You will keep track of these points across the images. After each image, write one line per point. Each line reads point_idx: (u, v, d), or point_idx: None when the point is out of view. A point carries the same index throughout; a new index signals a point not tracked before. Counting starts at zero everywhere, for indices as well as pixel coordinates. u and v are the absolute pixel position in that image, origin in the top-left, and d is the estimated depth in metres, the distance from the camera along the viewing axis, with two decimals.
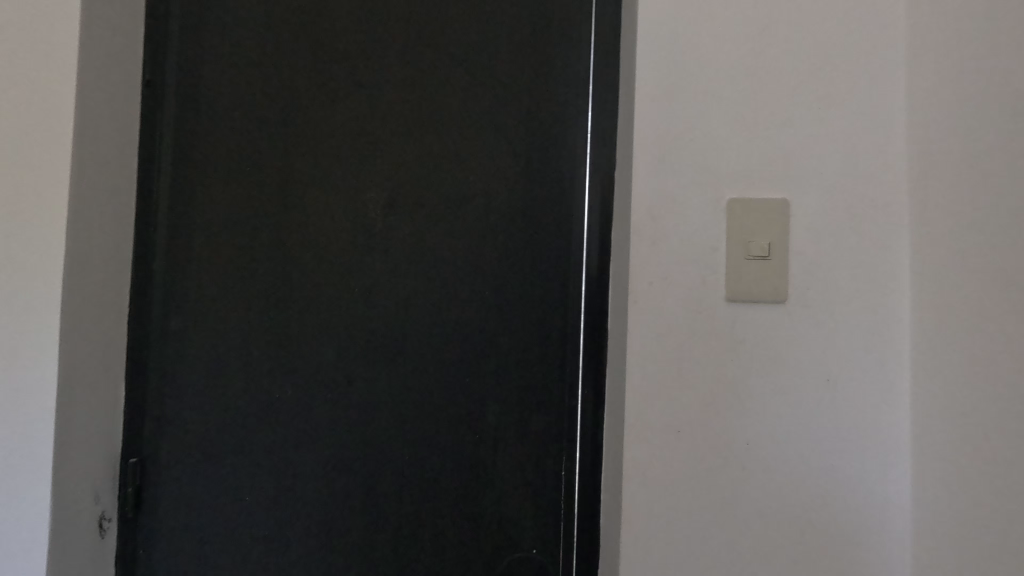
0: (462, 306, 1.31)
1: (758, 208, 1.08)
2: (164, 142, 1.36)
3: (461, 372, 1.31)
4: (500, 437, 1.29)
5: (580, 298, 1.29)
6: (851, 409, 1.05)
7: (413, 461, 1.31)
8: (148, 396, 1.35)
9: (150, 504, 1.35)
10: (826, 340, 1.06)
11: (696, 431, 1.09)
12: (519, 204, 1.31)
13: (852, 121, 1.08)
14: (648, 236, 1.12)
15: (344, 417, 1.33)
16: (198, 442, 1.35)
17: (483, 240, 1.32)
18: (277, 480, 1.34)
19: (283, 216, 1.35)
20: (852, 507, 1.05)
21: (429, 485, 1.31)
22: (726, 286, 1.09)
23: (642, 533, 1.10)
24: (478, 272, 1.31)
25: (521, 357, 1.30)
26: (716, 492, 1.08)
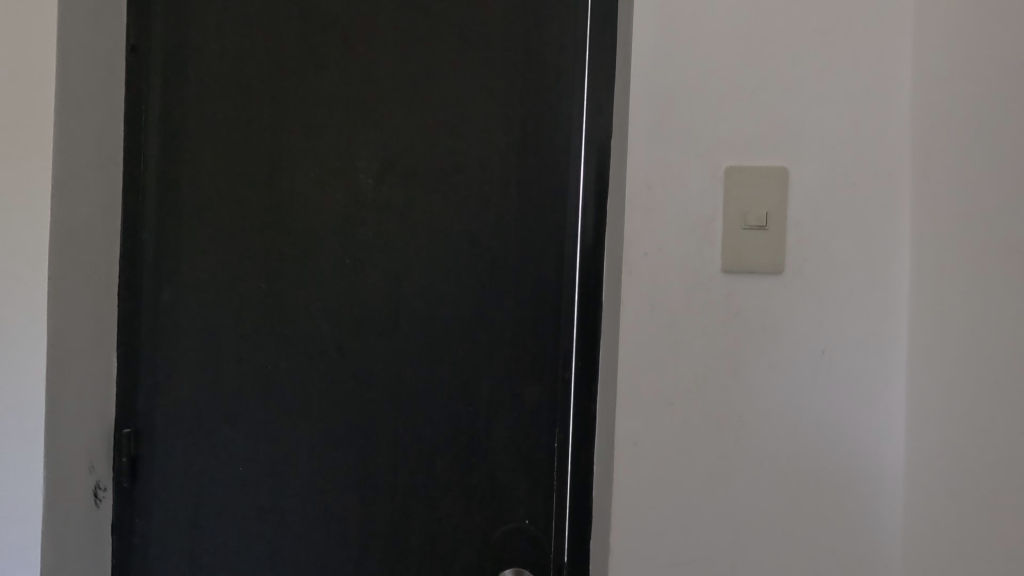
0: (455, 277, 1.30)
1: (756, 177, 1.06)
2: (150, 110, 1.34)
3: (455, 345, 1.30)
4: (493, 409, 1.29)
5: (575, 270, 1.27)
6: (847, 380, 1.04)
7: (406, 432, 1.31)
8: (140, 367, 1.34)
9: (145, 474, 1.35)
10: (822, 312, 1.05)
11: (689, 403, 1.08)
12: (514, 174, 1.28)
13: (854, 87, 1.05)
14: (643, 208, 1.10)
15: (338, 389, 1.32)
16: (191, 413, 1.34)
17: (477, 211, 1.29)
18: (271, 452, 1.34)
19: (271, 184, 1.33)
20: (844, 479, 1.05)
21: (423, 457, 1.31)
22: (722, 257, 1.07)
23: (634, 504, 1.10)
24: (471, 243, 1.29)
25: (515, 329, 1.29)
26: (708, 463, 1.08)
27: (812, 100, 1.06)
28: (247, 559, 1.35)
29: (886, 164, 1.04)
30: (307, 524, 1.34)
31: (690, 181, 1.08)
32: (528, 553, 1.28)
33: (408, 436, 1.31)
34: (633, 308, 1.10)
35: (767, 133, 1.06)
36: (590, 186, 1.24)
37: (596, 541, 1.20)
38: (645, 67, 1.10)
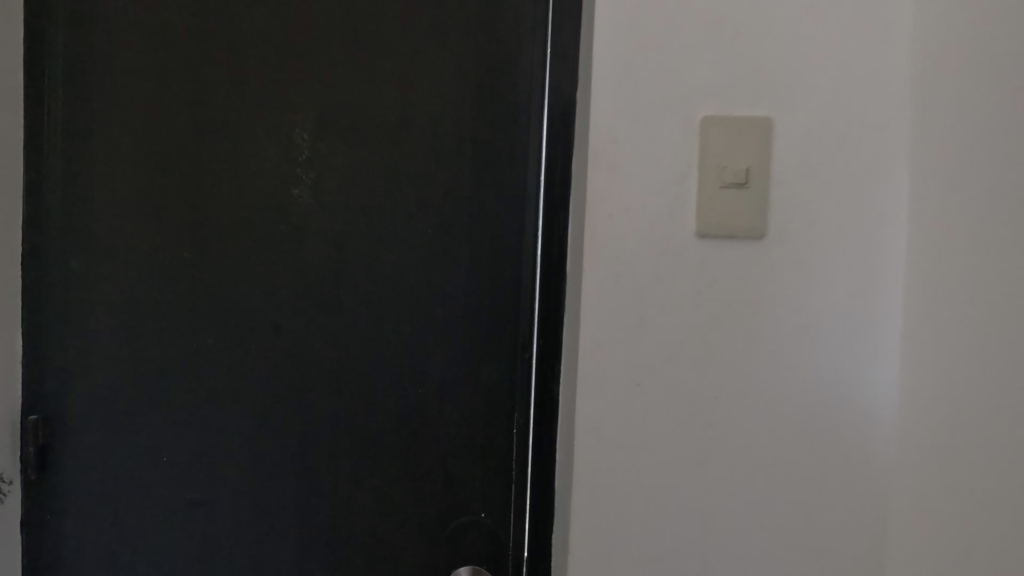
0: (404, 246, 1.16)
1: (737, 127, 0.93)
2: (54, 59, 1.19)
3: (404, 320, 1.17)
4: (446, 392, 1.17)
5: (537, 238, 1.13)
6: (834, 357, 0.93)
7: (350, 417, 1.18)
8: (47, 346, 1.21)
9: (57, 465, 1.22)
10: (807, 283, 0.93)
11: (658, 384, 0.97)
12: (467, 130, 1.15)
13: (850, 24, 0.92)
14: (608, 164, 0.97)
15: (273, 369, 1.19)
16: (107, 398, 1.20)
17: (428, 171, 1.15)
18: (199, 440, 1.20)
19: (196, 148, 1.18)
20: (830, 467, 0.94)
21: (370, 445, 1.18)
22: (697, 219, 0.95)
23: (598, 495, 0.99)
24: (421, 207, 1.16)
25: (469, 304, 1.16)
26: (680, 450, 0.97)
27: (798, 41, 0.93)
28: (176, 558, 1.22)
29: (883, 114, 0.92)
30: (240, 519, 1.21)
31: (661, 134, 0.95)
32: (484, 549, 1.17)
33: (351, 423, 1.18)
34: (597, 278, 0.97)
35: (749, 79, 0.93)
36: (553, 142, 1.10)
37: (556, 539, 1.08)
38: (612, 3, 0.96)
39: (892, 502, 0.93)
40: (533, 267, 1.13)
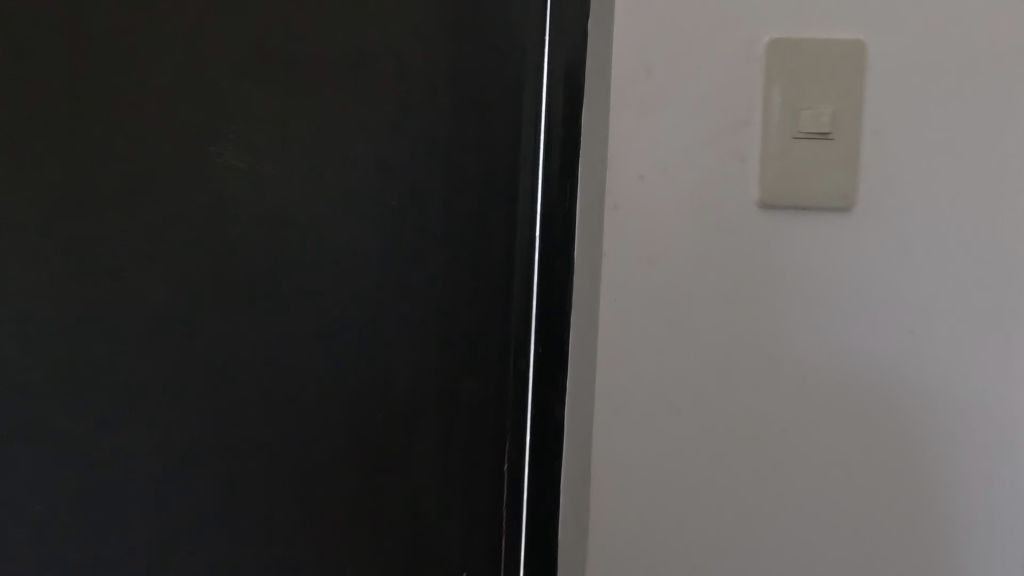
0: (348, 221, 0.78)
1: (818, 54, 0.67)
2: None
3: (349, 332, 0.80)
4: (412, 426, 0.84)
5: (536, 212, 0.83)
6: (944, 376, 0.68)
7: (269, 478, 0.80)
8: None
9: None
10: (911, 275, 0.68)
11: (703, 409, 0.72)
12: (437, 51, 0.78)
13: None
14: (639, 109, 0.71)
15: (131, 420, 0.75)
16: None
17: (380, 108, 0.77)
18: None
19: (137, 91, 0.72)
20: (938, 524, 0.70)
21: (300, 511, 0.81)
22: (759, 184, 0.69)
23: (619, 558, 0.75)
24: (372, 163, 0.78)
25: (444, 305, 0.83)
26: (733, 500, 0.72)
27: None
28: None
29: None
30: None
31: (714, 67, 0.69)
32: None
33: (292, 489, 0.81)
34: (622, 266, 0.72)
35: None
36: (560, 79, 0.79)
37: None
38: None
39: (1013, 571, 0.69)
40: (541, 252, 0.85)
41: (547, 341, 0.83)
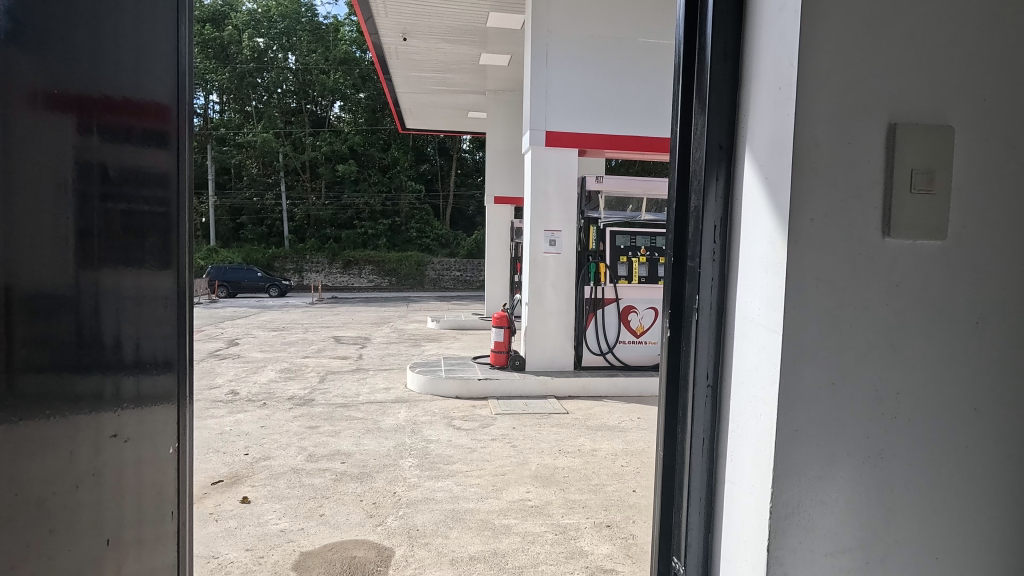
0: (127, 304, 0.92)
1: (922, 135, 0.98)
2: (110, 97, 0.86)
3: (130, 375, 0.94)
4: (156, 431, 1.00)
5: (714, 248, 1.13)
6: (995, 351, 1.02)
7: (122, 478, 0.93)
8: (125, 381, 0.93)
9: (140, 482, 0.97)
10: (975, 285, 1.01)
11: (853, 385, 1.00)
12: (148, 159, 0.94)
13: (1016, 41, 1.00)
14: (815, 168, 0.96)
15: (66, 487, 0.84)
16: (133, 443, 0.95)
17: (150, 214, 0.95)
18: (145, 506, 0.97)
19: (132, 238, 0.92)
20: (989, 449, 1.04)
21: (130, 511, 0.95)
22: (888, 222, 0.98)
23: (791, 503, 1.00)
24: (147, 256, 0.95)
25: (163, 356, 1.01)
26: (871, 444, 1.01)
27: (973, 55, 0.98)
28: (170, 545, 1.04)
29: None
30: None
31: (862, 139, 0.97)
32: (662, 548, 1.24)
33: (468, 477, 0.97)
34: (803, 287, 0.97)
35: (936, 91, 0.98)
36: (730, 158, 1.12)
37: (727, 545, 1.11)
38: (826, 4, 0.94)
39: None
40: (716, 293, 1.14)
41: (716, 342, 1.14)
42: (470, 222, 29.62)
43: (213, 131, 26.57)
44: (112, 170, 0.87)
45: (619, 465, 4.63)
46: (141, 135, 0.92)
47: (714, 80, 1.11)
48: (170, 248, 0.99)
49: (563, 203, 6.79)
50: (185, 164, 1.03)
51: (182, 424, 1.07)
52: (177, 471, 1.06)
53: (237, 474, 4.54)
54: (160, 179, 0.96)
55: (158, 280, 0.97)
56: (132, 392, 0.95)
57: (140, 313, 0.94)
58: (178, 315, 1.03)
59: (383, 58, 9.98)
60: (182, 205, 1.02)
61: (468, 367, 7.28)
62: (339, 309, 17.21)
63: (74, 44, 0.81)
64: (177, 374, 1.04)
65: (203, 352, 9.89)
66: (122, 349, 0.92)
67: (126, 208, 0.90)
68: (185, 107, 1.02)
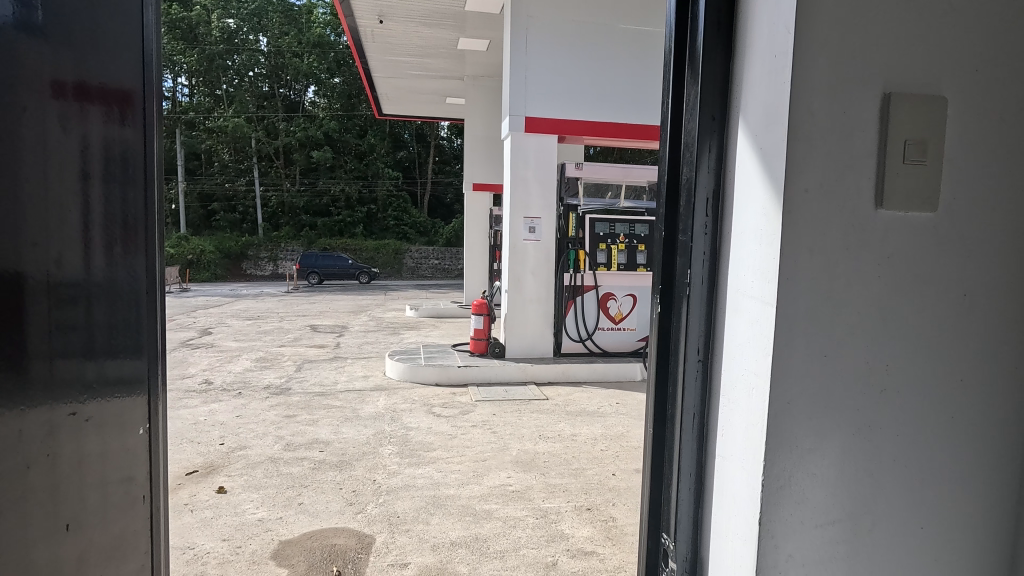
0: (107, 284, 0.91)
1: (917, 106, 0.97)
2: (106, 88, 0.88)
3: (114, 358, 0.93)
4: (125, 413, 0.95)
5: (706, 223, 1.12)
6: (981, 323, 1.03)
7: (79, 464, 0.88)
8: (110, 363, 0.92)
9: (105, 468, 0.92)
10: (963, 258, 1.01)
11: (843, 357, 1.00)
12: (121, 139, 0.91)
13: (1011, 14, 0.99)
14: (811, 140, 0.95)
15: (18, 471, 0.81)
16: (89, 430, 0.89)
17: (124, 194, 0.92)
18: (102, 494, 0.91)
19: (115, 220, 0.91)
20: (974, 419, 1.05)
21: (92, 498, 0.90)
22: (881, 193, 0.98)
23: (783, 475, 1.00)
24: (124, 237, 0.92)
25: (132, 338, 0.95)
26: (860, 416, 1.01)
27: (962, 26, 0.98)
28: (139, 538, 0.98)
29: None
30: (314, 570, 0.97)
31: (857, 109, 0.96)
32: (651, 524, 1.24)
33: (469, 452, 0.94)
34: (797, 260, 0.96)
35: (931, 63, 0.97)
36: (723, 131, 1.10)
37: (718, 519, 1.10)
38: None
39: (1007, 441, 1.07)
40: (707, 266, 1.12)
41: (708, 318, 1.13)
42: (448, 210, 29.38)
43: (182, 115, 25.77)
44: (94, 151, 0.87)
45: (599, 450, 4.67)
46: (105, 113, 0.88)
47: (708, 49, 1.09)
48: (135, 230, 0.95)
49: (543, 189, 6.74)
50: (154, 139, 0.97)
51: (154, 406, 1.01)
52: (149, 454, 0.99)
53: (212, 464, 4.45)
54: (124, 161, 0.91)
55: (126, 264, 0.93)
56: (95, 374, 0.90)
57: (108, 297, 0.91)
58: (149, 301, 0.98)
59: (359, 41, 9.75)
60: (151, 187, 0.98)
61: (448, 355, 7.22)
62: (315, 297, 16.94)
63: (76, 37, 0.83)
64: (149, 361, 0.98)
65: (175, 342, 9.63)
66: (106, 329, 0.92)
67: (104, 189, 0.89)
68: (152, 85, 0.97)
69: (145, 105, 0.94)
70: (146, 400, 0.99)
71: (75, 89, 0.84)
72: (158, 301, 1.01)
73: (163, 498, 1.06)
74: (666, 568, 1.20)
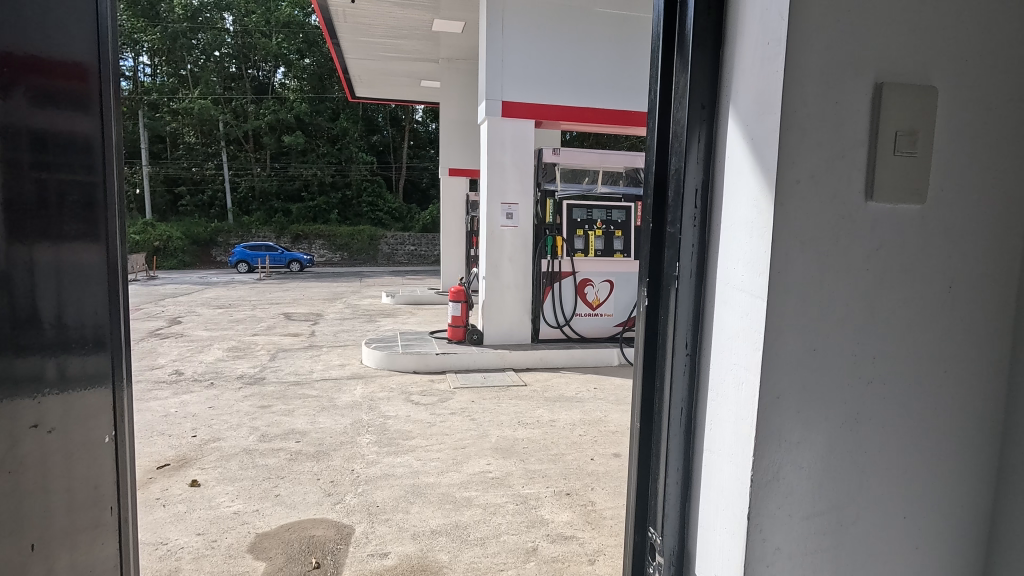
0: (63, 282, 0.84)
1: (909, 94, 0.96)
2: (58, 71, 0.80)
3: (69, 357, 0.86)
4: (88, 415, 0.88)
5: (697, 214, 1.10)
6: (964, 314, 1.04)
7: (39, 481, 0.82)
8: (68, 365, 0.85)
9: (66, 482, 0.85)
10: (949, 250, 1.01)
11: (831, 348, 0.99)
12: (80, 127, 0.83)
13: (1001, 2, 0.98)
14: (802, 128, 0.93)
15: None
16: (49, 444, 0.83)
17: (84, 188, 0.85)
18: (64, 512, 0.85)
19: (71, 213, 0.84)
20: (956, 410, 1.06)
21: (54, 514, 0.84)
22: (873, 182, 0.96)
23: (771, 468, 0.99)
24: (84, 231, 0.85)
25: (95, 336, 0.88)
26: (845, 410, 1.01)
27: (951, 12, 0.96)
28: (107, 551, 0.92)
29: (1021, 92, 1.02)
30: None
31: (850, 98, 0.94)
32: (638, 519, 1.23)
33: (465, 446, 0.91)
34: (787, 253, 0.94)
35: (922, 49, 0.96)
36: (712, 121, 1.07)
37: (705, 513, 1.10)
38: None
39: (988, 430, 1.08)
40: (695, 257, 1.10)
41: (697, 310, 1.11)
42: (424, 195, 29.03)
43: (144, 96, 24.78)
44: (44, 140, 0.79)
45: (577, 435, 4.70)
46: (55, 99, 0.80)
47: (697, 35, 1.05)
48: (97, 217, 0.87)
49: (519, 176, 6.67)
50: (113, 125, 0.90)
51: (120, 409, 0.94)
52: (116, 461, 0.93)
53: (184, 457, 4.33)
54: (83, 147, 0.84)
55: (84, 254, 0.86)
56: (54, 375, 0.84)
57: (65, 293, 0.84)
58: (110, 294, 0.90)
59: (329, 21, 9.45)
60: (112, 173, 0.90)
61: (425, 342, 7.17)
62: (288, 285, 16.61)
63: (18, 18, 0.76)
64: (112, 356, 0.91)
65: (143, 331, 9.35)
66: (59, 327, 0.84)
67: (51, 178, 0.81)
68: (110, 66, 0.89)
69: (104, 92, 0.87)
70: (108, 404, 0.91)
71: (21, 71, 0.77)
72: (121, 294, 0.94)
73: (134, 504, 1.00)
74: (653, 562, 1.20)
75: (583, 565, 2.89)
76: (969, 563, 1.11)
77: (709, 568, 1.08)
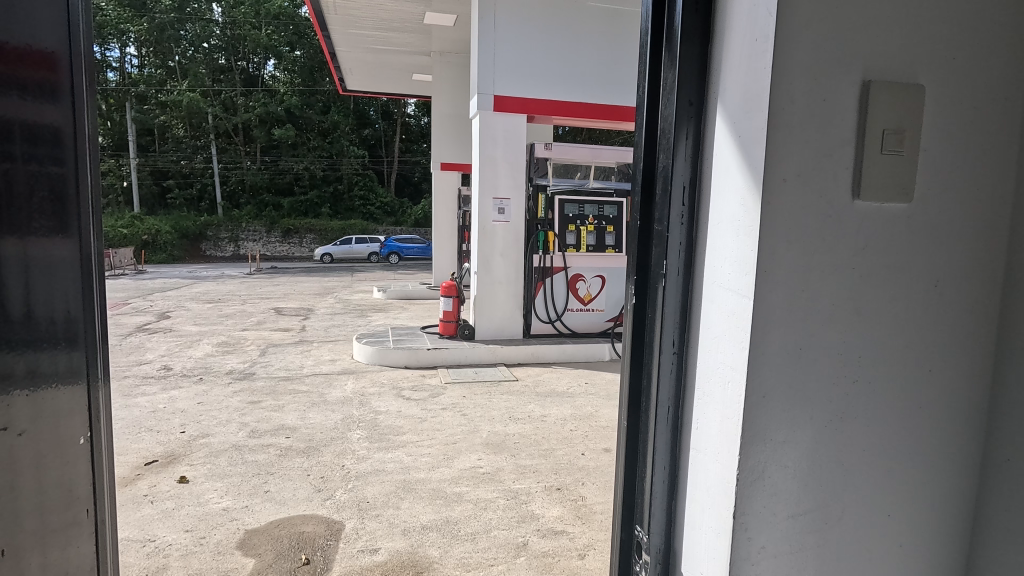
0: (33, 275, 0.82)
1: (895, 92, 0.95)
2: (29, 61, 0.78)
3: (38, 352, 0.84)
4: (59, 412, 0.86)
5: (686, 211, 1.09)
6: (950, 312, 1.04)
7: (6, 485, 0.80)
8: (38, 362, 0.83)
9: (37, 483, 0.83)
10: (935, 248, 1.01)
11: (817, 346, 0.99)
12: (49, 116, 0.81)
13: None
14: (788, 126, 0.92)
15: None
16: (19, 448, 0.81)
17: (54, 181, 0.82)
18: (34, 516, 0.83)
19: (40, 207, 0.82)
20: (940, 409, 1.06)
21: (25, 517, 0.82)
22: (860, 181, 0.96)
23: (755, 467, 0.99)
24: (54, 223, 0.83)
25: (66, 329, 0.87)
26: (827, 410, 1.01)
27: (940, 13, 0.96)
28: (82, 554, 0.91)
29: (1003, 90, 1.01)
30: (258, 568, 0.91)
31: (838, 96, 0.93)
32: (627, 520, 1.22)
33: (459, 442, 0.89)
34: (774, 251, 0.94)
35: (908, 47, 0.95)
36: (699, 118, 1.06)
37: (690, 512, 1.10)
38: None
39: (972, 429, 1.08)
40: (683, 256, 1.09)
41: (683, 311, 1.10)
42: (415, 189, 28.84)
43: (132, 88, 24.42)
44: (10, 129, 0.77)
45: (568, 430, 4.70)
46: (22, 87, 0.78)
47: (684, 32, 1.04)
48: (67, 210, 0.85)
49: (511, 170, 6.65)
50: (84, 116, 0.87)
51: (94, 411, 0.93)
52: (92, 462, 0.92)
53: (172, 453, 4.29)
54: (52, 139, 0.82)
55: (54, 248, 0.84)
56: (24, 371, 0.82)
57: (35, 288, 0.82)
58: (82, 285, 0.89)
59: (319, 12, 9.33)
60: (84, 164, 0.88)
61: (417, 337, 7.15)
62: (279, 279, 16.48)
63: None
64: (86, 351, 0.90)
65: (131, 327, 9.24)
66: (28, 321, 0.82)
67: (18, 169, 0.78)
68: (81, 55, 0.87)
69: (74, 83, 0.84)
70: (83, 405, 0.90)
71: None
72: (97, 287, 0.93)
73: (109, 505, 0.99)
74: (640, 560, 1.19)
75: (574, 560, 2.89)
76: (952, 558, 1.11)
77: (694, 565, 1.08)
